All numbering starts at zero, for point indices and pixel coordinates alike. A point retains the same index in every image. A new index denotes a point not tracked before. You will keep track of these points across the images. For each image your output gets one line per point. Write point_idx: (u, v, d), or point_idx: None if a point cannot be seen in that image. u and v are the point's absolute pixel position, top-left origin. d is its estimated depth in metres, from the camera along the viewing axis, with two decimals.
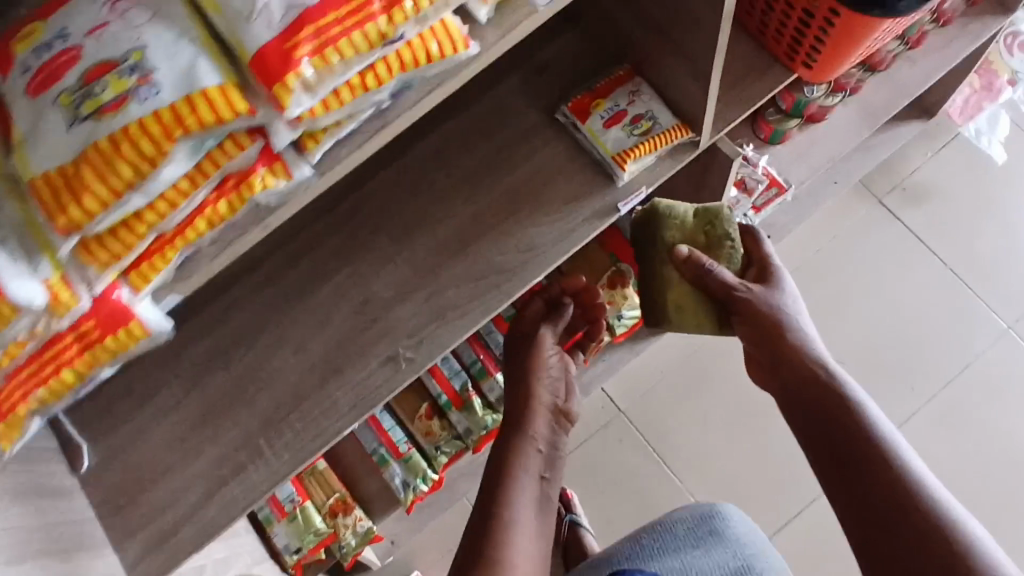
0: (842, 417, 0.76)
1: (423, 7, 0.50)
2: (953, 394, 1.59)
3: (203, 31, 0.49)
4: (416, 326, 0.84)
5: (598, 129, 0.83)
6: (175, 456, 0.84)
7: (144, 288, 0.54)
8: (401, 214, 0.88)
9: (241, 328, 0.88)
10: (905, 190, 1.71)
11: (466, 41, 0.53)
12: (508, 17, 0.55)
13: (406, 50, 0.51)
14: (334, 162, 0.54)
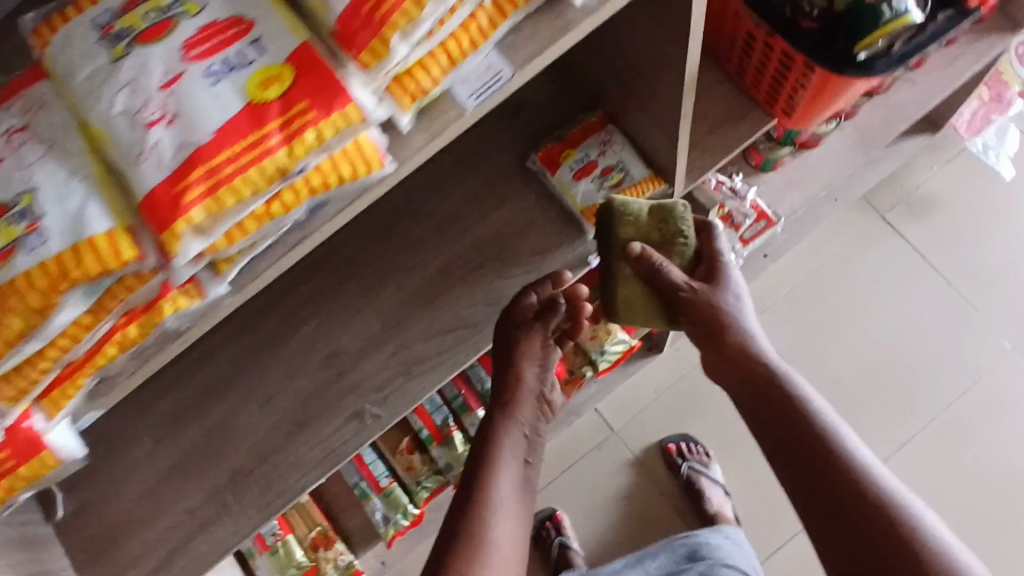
0: (794, 420, 0.72)
1: (327, 137, 0.44)
2: (955, 417, 1.55)
3: (98, 166, 0.46)
4: (384, 380, 0.83)
5: (568, 181, 0.80)
6: (146, 508, 0.84)
7: (56, 415, 0.52)
8: (371, 261, 0.86)
9: (208, 379, 0.87)
10: (911, 205, 1.65)
11: (382, 158, 0.47)
12: (432, 122, 0.49)
13: (315, 176, 0.46)
14: (251, 278, 0.49)
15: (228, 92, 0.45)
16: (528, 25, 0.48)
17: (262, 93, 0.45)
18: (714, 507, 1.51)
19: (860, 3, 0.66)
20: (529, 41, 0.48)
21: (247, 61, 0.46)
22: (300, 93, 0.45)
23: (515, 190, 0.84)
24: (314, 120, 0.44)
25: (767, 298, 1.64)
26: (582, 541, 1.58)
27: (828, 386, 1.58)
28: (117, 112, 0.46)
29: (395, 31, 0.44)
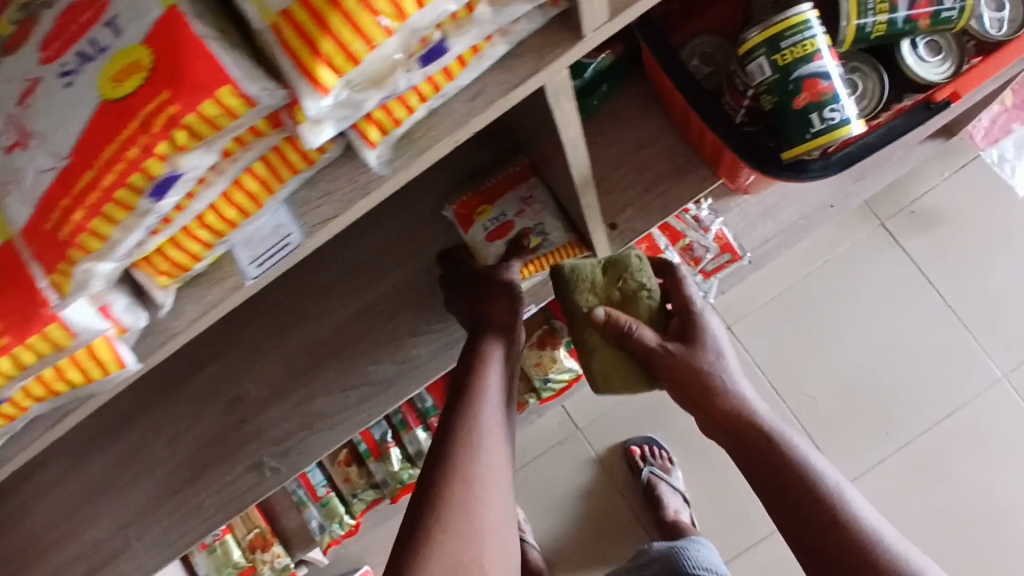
0: (781, 470, 0.68)
1: (28, 361, 0.35)
2: (934, 442, 1.49)
3: None
4: (284, 433, 0.80)
5: (479, 241, 0.76)
6: (46, 541, 0.82)
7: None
8: (280, 304, 0.81)
9: (113, 412, 0.84)
10: (913, 214, 1.53)
11: (119, 357, 0.37)
12: (205, 293, 0.38)
13: (36, 384, 0.37)
14: (13, 454, 0.42)
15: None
16: (325, 177, 0.37)
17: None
18: (673, 514, 1.47)
19: (786, 107, 0.58)
20: (324, 199, 0.37)
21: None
22: None
23: (435, 237, 0.81)
24: (7, 347, 0.35)
25: (752, 304, 1.55)
26: (538, 535, 1.58)
27: (803, 401, 1.52)
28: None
29: (86, 250, 0.33)
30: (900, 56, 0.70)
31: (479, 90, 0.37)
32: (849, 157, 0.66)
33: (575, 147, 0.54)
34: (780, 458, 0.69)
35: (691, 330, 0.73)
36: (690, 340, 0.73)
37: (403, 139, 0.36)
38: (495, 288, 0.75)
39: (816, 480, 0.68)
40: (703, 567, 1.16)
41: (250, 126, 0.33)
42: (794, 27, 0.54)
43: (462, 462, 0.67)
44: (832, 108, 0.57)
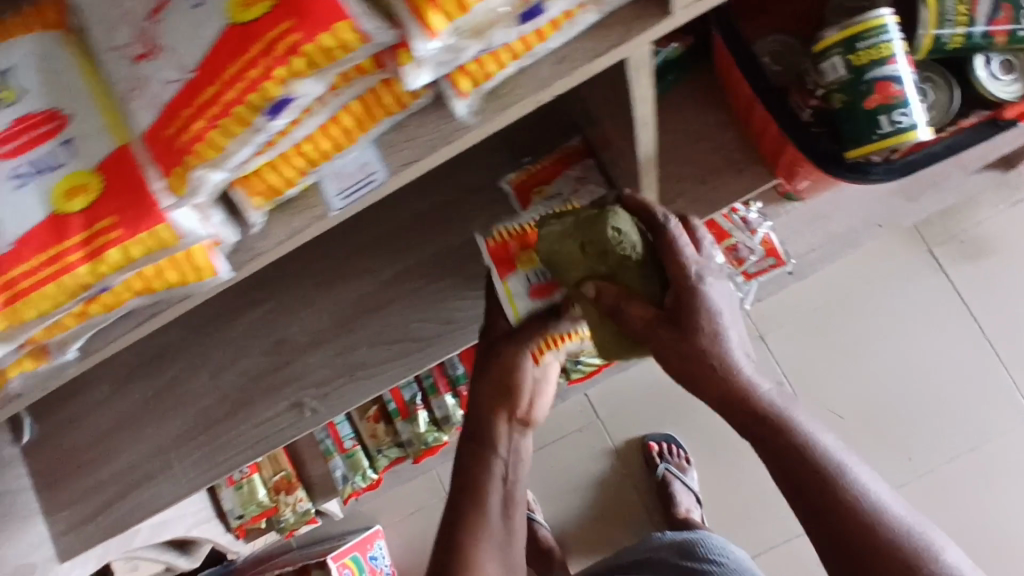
0: (803, 467, 0.56)
1: (135, 256, 0.39)
2: (954, 473, 1.47)
3: None
4: (324, 377, 0.83)
5: (515, 293, 0.73)
6: (99, 449, 0.88)
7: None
8: (331, 255, 0.84)
9: (164, 341, 0.88)
10: (963, 243, 1.51)
11: (215, 265, 0.40)
12: (291, 219, 0.42)
13: (137, 280, 0.40)
14: (98, 346, 0.45)
15: (32, 198, 0.40)
16: (412, 123, 0.40)
17: (66, 203, 0.39)
18: (684, 512, 1.49)
19: (857, 107, 0.59)
20: (409, 143, 0.39)
21: (56, 162, 0.40)
22: (105, 208, 0.38)
23: (488, 207, 0.80)
24: (117, 240, 0.38)
25: (788, 315, 1.54)
26: (548, 516, 1.60)
27: (828, 416, 1.51)
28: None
29: (204, 159, 0.36)
30: (971, 68, 0.71)
31: (566, 55, 0.38)
32: (913, 164, 0.66)
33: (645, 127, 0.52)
34: (803, 452, 0.57)
35: (688, 307, 0.58)
36: (685, 322, 0.58)
37: (491, 94, 0.38)
38: (507, 357, 0.75)
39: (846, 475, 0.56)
40: (718, 548, 1.17)
41: (356, 64, 0.35)
42: (872, 29, 0.56)
43: (467, 540, 0.75)
44: (901, 112, 0.57)
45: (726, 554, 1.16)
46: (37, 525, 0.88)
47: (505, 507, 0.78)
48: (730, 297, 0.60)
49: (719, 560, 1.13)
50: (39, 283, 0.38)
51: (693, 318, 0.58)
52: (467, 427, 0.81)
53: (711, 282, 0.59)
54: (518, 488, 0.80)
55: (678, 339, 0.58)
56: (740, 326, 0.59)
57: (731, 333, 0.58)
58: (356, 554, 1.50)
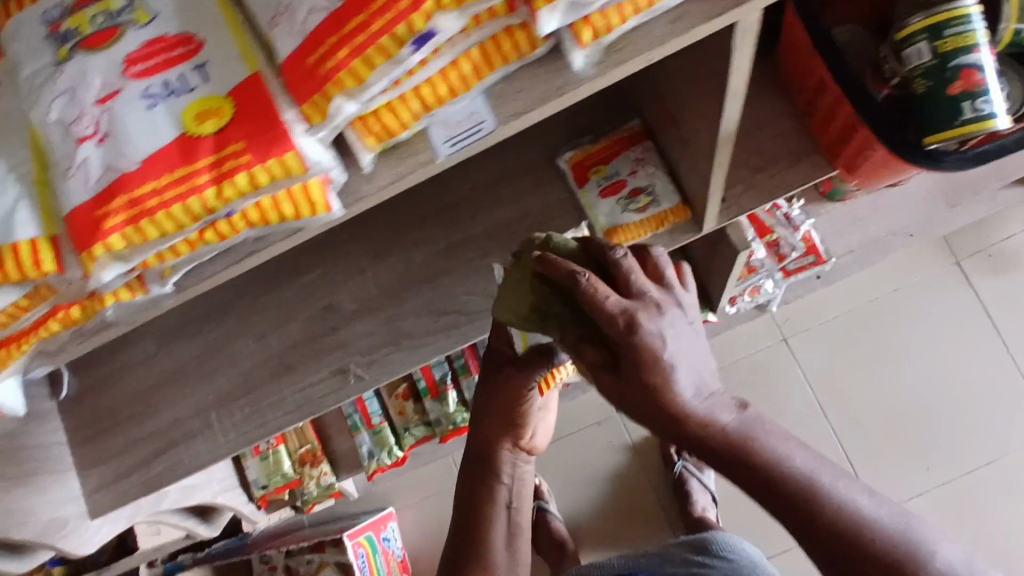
0: (778, 500, 0.50)
1: (262, 183, 0.37)
2: (971, 485, 1.45)
3: (36, 162, 0.42)
4: (370, 345, 0.83)
5: (592, 198, 0.77)
6: (138, 407, 0.87)
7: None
8: (383, 225, 0.84)
9: (210, 302, 0.88)
10: (990, 256, 1.51)
11: (328, 202, 0.39)
12: (395, 164, 0.41)
13: (253, 212, 0.39)
14: (193, 283, 0.44)
15: (162, 118, 0.39)
16: (523, 74, 0.40)
17: (197, 125, 0.39)
18: (700, 511, 1.48)
19: (938, 94, 0.59)
20: (520, 94, 0.40)
21: (189, 85, 0.39)
22: (236, 133, 0.38)
23: (541, 182, 0.81)
24: (248, 164, 0.37)
25: (813, 320, 1.54)
26: (562, 507, 1.60)
27: (847, 422, 1.50)
28: (51, 119, 0.41)
29: (342, 87, 0.36)
30: None
31: (680, 14, 0.38)
32: (992, 153, 0.66)
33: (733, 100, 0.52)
34: (777, 486, 0.49)
35: (631, 364, 0.50)
36: (633, 380, 0.50)
37: (608, 46, 0.38)
38: (511, 387, 0.79)
39: (824, 497, 0.49)
40: (730, 547, 1.09)
41: (492, 6, 0.36)
42: (959, 17, 0.57)
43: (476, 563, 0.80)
44: (984, 100, 0.57)
45: (739, 553, 1.08)
46: (71, 479, 0.87)
47: (510, 533, 0.82)
48: (678, 333, 0.51)
49: (734, 555, 1.07)
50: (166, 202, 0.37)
51: (642, 372, 0.49)
52: (471, 453, 0.85)
53: (648, 324, 0.50)
54: (522, 511, 0.84)
55: (628, 397, 0.52)
56: (695, 364, 0.51)
57: (682, 378, 0.50)
58: (371, 533, 1.45)
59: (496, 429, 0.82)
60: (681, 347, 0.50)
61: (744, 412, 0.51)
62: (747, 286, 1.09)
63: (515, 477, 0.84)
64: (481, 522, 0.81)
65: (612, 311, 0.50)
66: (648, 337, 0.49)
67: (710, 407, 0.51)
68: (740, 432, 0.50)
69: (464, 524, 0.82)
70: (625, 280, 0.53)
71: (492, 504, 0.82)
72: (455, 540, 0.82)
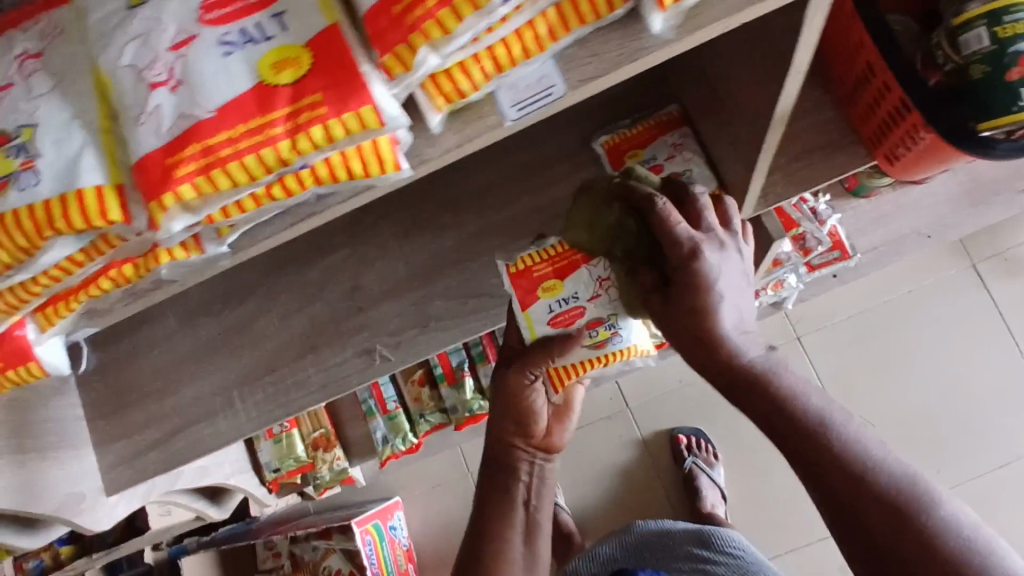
0: (792, 430, 0.49)
1: (338, 137, 0.37)
2: (981, 491, 1.36)
3: (103, 110, 0.42)
4: (397, 326, 0.82)
5: None
6: (158, 383, 0.86)
7: (47, 329, 0.53)
8: (413, 207, 0.84)
9: (236, 280, 0.87)
10: (1008, 260, 1.38)
11: (398, 161, 0.40)
12: (463, 127, 0.42)
13: (322, 167, 0.40)
14: (256, 240, 0.45)
15: (239, 66, 0.39)
16: (598, 39, 0.40)
17: (274, 75, 0.38)
18: (708, 507, 1.42)
19: (995, 79, 0.60)
20: (592, 59, 0.40)
21: (268, 34, 0.39)
22: (314, 83, 0.37)
23: (577, 167, 0.80)
24: (324, 116, 0.37)
25: (826, 318, 1.43)
26: (569, 501, 1.57)
27: None
28: (122, 64, 0.41)
29: (428, 38, 0.36)
30: None
31: None
32: None
33: (795, 76, 0.53)
34: (790, 417, 0.49)
35: (684, 286, 0.52)
36: (682, 302, 0.52)
37: (690, 10, 0.38)
38: (510, 384, 0.74)
39: (834, 434, 0.48)
40: (737, 547, 1.02)
41: None
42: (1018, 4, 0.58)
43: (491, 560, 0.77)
44: None
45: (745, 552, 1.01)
46: (88, 455, 0.85)
47: (529, 530, 0.81)
48: (732, 269, 0.53)
49: (733, 552, 1.01)
50: (241, 152, 0.37)
51: (691, 295, 0.52)
52: (486, 456, 0.83)
53: (709, 255, 0.52)
54: (543, 509, 0.82)
55: (673, 316, 0.53)
56: (742, 299, 0.53)
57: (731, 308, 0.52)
58: (378, 521, 1.42)
59: (509, 428, 0.79)
60: (733, 283, 0.52)
61: (771, 351, 0.52)
62: (771, 280, 1.08)
63: (535, 473, 0.82)
64: (498, 521, 0.80)
65: (681, 235, 0.52)
66: (706, 263, 0.51)
67: (743, 342, 0.52)
68: (764, 364, 0.51)
69: (483, 522, 0.80)
70: (698, 214, 0.55)
71: (510, 501, 0.80)
72: (472, 535, 0.81)
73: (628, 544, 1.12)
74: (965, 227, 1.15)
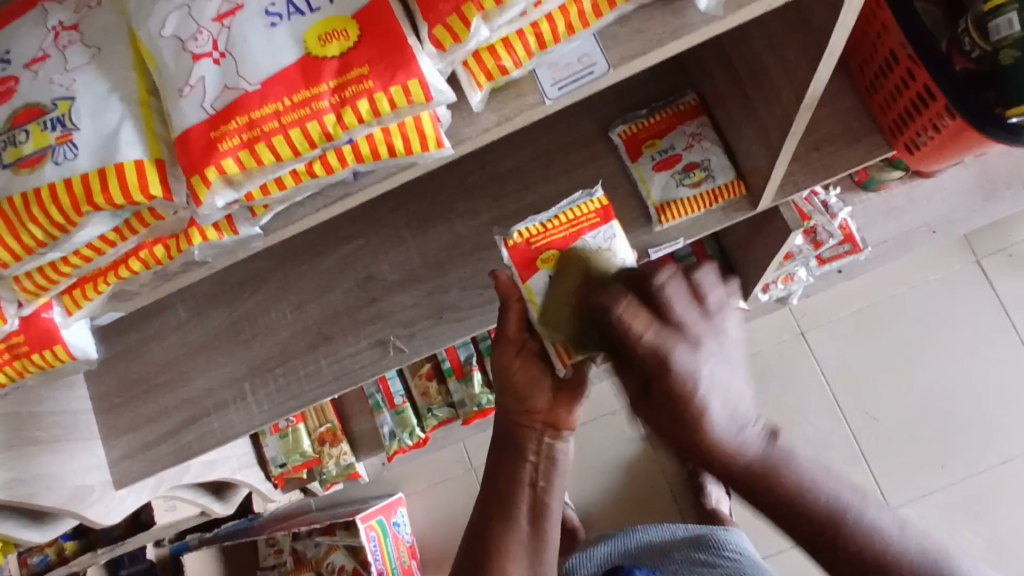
0: (805, 520, 0.44)
1: (384, 112, 0.38)
2: (982, 488, 1.33)
3: (142, 84, 0.42)
4: (412, 317, 0.81)
5: (646, 172, 0.76)
6: (169, 374, 0.85)
7: (72, 312, 0.53)
8: (428, 197, 0.83)
9: (249, 272, 0.86)
10: (1012, 256, 1.38)
11: (440, 138, 0.40)
12: (504, 104, 0.43)
13: (364, 143, 0.40)
14: (289, 221, 0.45)
15: (285, 38, 0.39)
16: (639, 17, 0.41)
17: (321, 47, 0.38)
18: (712, 503, 1.35)
19: None
20: (635, 36, 0.41)
21: (314, 5, 0.39)
22: (362, 55, 0.38)
23: (594, 156, 0.80)
24: (371, 89, 0.37)
25: (831, 313, 1.41)
26: (573, 495, 1.46)
27: (862, 419, 1.38)
28: (164, 35, 0.41)
29: (482, 9, 0.36)
30: None
31: None
32: None
33: (828, 59, 0.53)
34: (802, 517, 0.44)
35: (662, 400, 0.43)
36: (662, 417, 0.43)
37: None
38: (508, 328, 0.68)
39: (851, 526, 0.44)
40: (740, 549, 0.91)
41: None
42: None
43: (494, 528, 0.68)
44: None
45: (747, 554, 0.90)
46: (95, 448, 0.84)
47: (535, 511, 0.69)
48: (716, 370, 0.43)
49: (729, 556, 0.87)
50: (288, 125, 0.37)
51: (678, 413, 0.42)
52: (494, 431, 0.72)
53: (684, 361, 0.42)
54: (554, 490, 0.69)
55: (654, 425, 0.44)
56: (731, 397, 0.43)
57: (722, 411, 0.43)
58: (382, 517, 1.40)
59: (512, 403, 0.69)
60: (722, 384, 0.43)
61: (776, 441, 0.44)
62: (782, 273, 1.08)
63: (544, 453, 0.69)
64: (500, 497, 0.69)
65: (646, 346, 0.42)
66: (683, 377, 0.42)
67: (747, 438, 0.44)
68: (767, 462, 0.44)
69: (488, 501, 0.70)
70: (661, 306, 0.44)
71: (513, 483, 0.69)
72: (477, 519, 0.70)
73: (619, 555, 1.03)
74: (974, 221, 1.15)
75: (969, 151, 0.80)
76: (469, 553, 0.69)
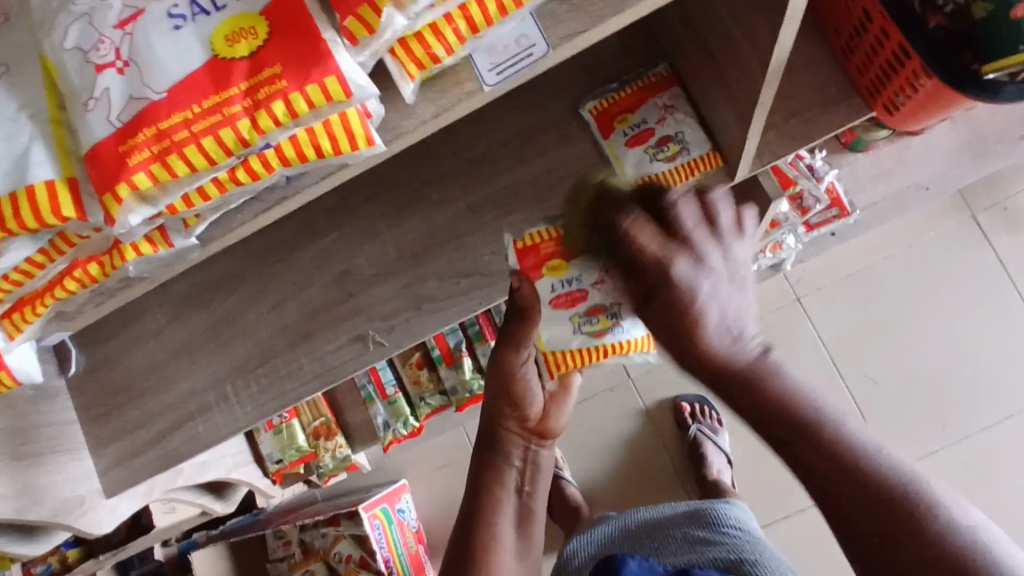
0: (790, 435, 0.46)
1: (301, 112, 0.36)
2: (984, 446, 1.32)
3: (51, 101, 0.41)
4: (390, 310, 0.79)
5: (619, 148, 0.74)
6: (151, 381, 0.83)
7: (15, 336, 0.51)
8: (400, 185, 0.81)
9: (224, 272, 0.84)
10: (1007, 211, 1.35)
11: (370, 135, 0.39)
12: (440, 95, 0.41)
13: (287, 146, 0.38)
14: (226, 231, 0.44)
15: (191, 42, 0.37)
16: None
17: (230, 48, 0.37)
18: (714, 474, 1.31)
19: (1002, 16, 0.61)
20: (573, 14, 0.40)
21: (219, 5, 0.37)
22: (274, 54, 0.36)
23: (567, 136, 0.77)
24: (284, 90, 0.36)
25: (825, 277, 1.39)
26: (576, 473, 1.45)
27: (862, 382, 1.37)
28: (67, 47, 0.39)
29: None
30: None
31: None
32: None
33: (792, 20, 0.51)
34: (788, 422, 0.46)
35: (661, 304, 0.47)
36: (664, 325, 0.47)
37: None
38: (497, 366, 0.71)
39: (828, 431, 0.45)
40: (734, 517, 0.93)
41: None
42: None
43: (485, 527, 0.72)
44: None
45: (738, 519, 0.93)
46: (84, 458, 0.82)
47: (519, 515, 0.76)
48: (714, 280, 0.47)
49: (730, 531, 0.87)
50: (199, 135, 0.36)
51: (671, 314, 0.47)
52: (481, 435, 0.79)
53: (683, 270, 0.46)
54: (536, 496, 0.78)
55: (649, 332, 0.49)
56: (731, 310, 0.47)
57: (716, 318, 0.46)
58: (385, 505, 1.40)
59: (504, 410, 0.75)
60: (721, 292, 0.46)
61: (767, 354, 0.47)
62: (770, 242, 1.06)
63: (529, 459, 0.78)
64: (488, 503, 0.74)
65: (649, 257, 0.47)
66: (681, 285, 0.46)
67: (734, 345, 0.46)
68: (755, 368, 0.46)
69: (474, 500, 0.75)
70: (671, 218, 0.49)
71: (502, 488, 0.75)
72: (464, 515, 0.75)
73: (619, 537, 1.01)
74: (968, 177, 1.12)
75: (948, 112, 0.77)
76: (456, 549, 0.72)
